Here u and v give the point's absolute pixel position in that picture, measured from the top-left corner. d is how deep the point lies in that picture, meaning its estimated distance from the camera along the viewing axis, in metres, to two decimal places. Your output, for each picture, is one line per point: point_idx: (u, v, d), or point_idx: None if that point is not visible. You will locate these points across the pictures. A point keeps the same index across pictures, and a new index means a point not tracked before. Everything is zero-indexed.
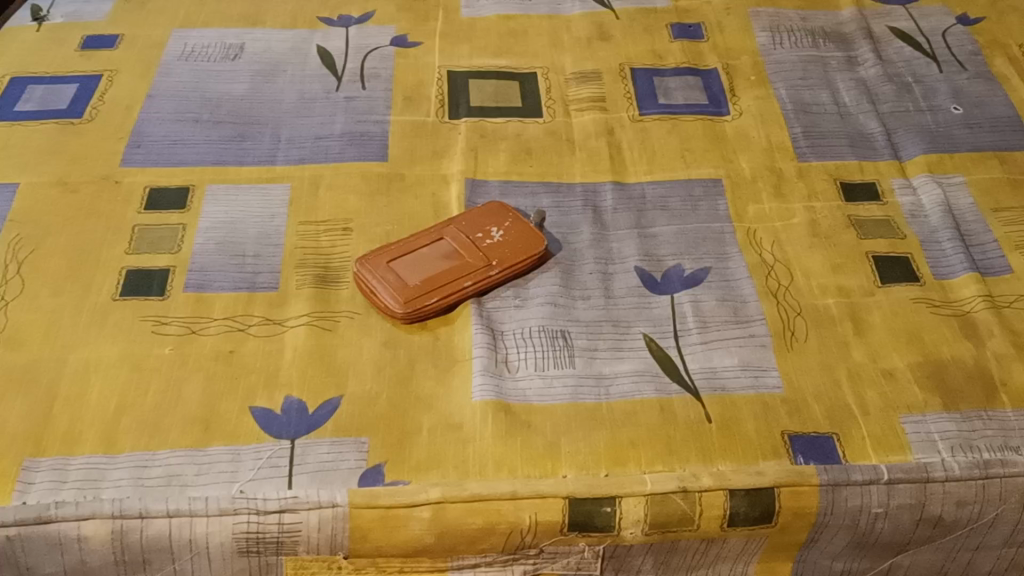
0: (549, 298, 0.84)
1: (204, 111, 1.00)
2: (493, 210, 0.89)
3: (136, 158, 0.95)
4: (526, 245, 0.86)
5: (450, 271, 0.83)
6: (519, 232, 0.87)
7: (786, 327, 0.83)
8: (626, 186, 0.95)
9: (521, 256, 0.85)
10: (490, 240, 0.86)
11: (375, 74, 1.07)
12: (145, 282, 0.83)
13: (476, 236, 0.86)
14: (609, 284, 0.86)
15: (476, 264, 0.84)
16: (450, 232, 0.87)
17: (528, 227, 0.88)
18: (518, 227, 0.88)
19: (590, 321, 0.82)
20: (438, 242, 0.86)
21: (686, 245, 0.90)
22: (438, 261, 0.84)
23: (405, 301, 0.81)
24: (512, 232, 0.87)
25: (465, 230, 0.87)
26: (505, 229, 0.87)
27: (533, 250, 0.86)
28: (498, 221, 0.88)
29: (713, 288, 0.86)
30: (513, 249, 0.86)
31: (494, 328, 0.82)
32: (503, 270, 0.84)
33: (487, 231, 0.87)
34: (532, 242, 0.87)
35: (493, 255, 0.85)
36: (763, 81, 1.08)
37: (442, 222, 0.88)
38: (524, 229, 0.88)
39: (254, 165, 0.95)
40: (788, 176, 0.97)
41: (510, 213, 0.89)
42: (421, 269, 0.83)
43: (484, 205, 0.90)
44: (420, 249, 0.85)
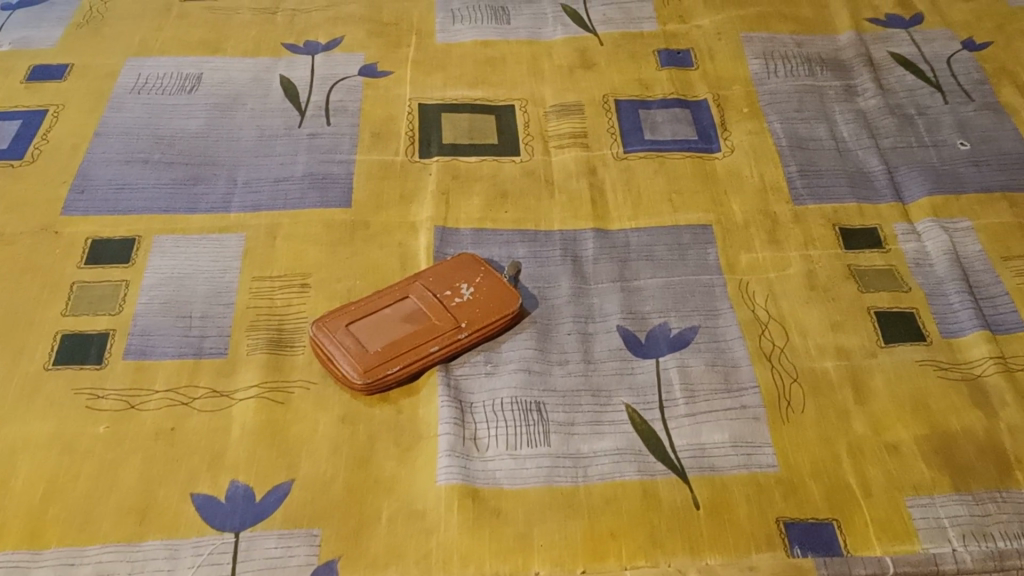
0: (523, 363, 0.77)
1: (154, 150, 0.93)
2: (463, 263, 0.82)
3: (79, 205, 0.88)
4: (498, 303, 0.79)
5: (414, 335, 0.76)
6: (491, 288, 0.80)
7: (781, 395, 0.76)
8: (608, 234, 0.88)
9: (494, 316, 0.78)
10: (460, 297, 0.79)
11: (341, 107, 0.99)
12: (82, 349, 0.76)
13: (444, 293, 0.79)
14: (589, 347, 0.79)
15: (443, 327, 0.77)
16: (416, 289, 0.80)
17: (502, 282, 0.81)
18: (490, 283, 0.81)
19: (567, 390, 0.76)
20: (402, 301, 0.79)
21: (672, 300, 0.83)
22: (401, 323, 0.77)
23: (365, 370, 0.74)
24: (484, 288, 0.80)
25: (432, 287, 0.80)
26: (475, 285, 0.80)
27: (506, 309, 0.79)
28: (469, 275, 0.81)
29: (702, 350, 0.79)
30: (484, 308, 0.79)
31: (462, 399, 0.75)
32: (473, 333, 0.77)
33: (456, 287, 0.80)
34: (505, 299, 0.80)
35: (462, 315, 0.78)
36: (756, 113, 1.01)
37: (407, 278, 0.81)
38: (497, 284, 0.81)
39: (206, 212, 0.88)
40: (783, 221, 0.90)
41: (481, 266, 0.82)
42: (383, 332, 0.76)
43: (454, 257, 0.83)
44: (383, 309, 0.78)
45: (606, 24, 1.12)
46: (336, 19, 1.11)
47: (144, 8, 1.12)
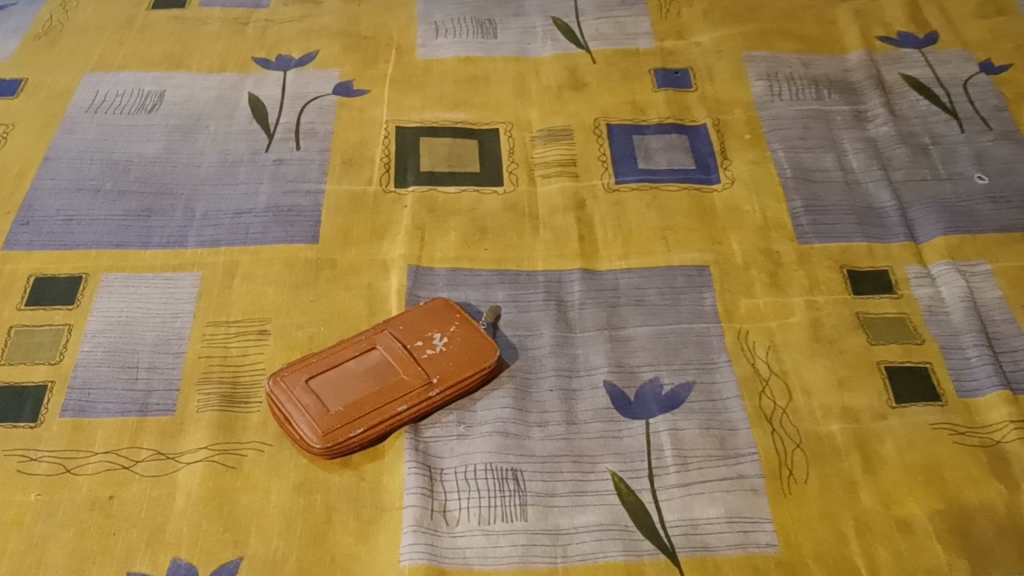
0: (498, 424, 0.70)
1: (107, 178, 0.86)
2: (437, 310, 0.75)
3: (22, 239, 0.81)
4: (473, 356, 0.72)
5: (380, 393, 0.70)
6: (466, 339, 0.73)
7: (783, 463, 0.69)
8: (596, 274, 0.81)
9: (468, 369, 0.72)
10: (431, 349, 0.72)
11: (312, 130, 0.92)
12: (14, 403, 0.69)
13: (414, 345, 0.73)
14: (572, 405, 0.72)
15: (412, 383, 0.70)
16: (384, 340, 0.73)
17: (478, 332, 0.74)
18: (465, 332, 0.74)
19: (547, 456, 0.69)
20: (368, 354, 0.72)
21: (664, 353, 0.76)
22: (366, 378, 0.71)
23: (324, 432, 0.67)
24: (458, 338, 0.73)
25: (402, 338, 0.73)
26: (449, 335, 0.74)
27: (482, 362, 0.72)
28: (442, 324, 0.74)
29: (696, 411, 0.72)
30: (458, 361, 0.72)
31: (431, 465, 0.68)
32: (445, 389, 0.71)
33: (427, 338, 0.73)
34: (482, 351, 0.73)
35: (434, 370, 0.71)
36: (757, 141, 0.94)
37: (375, 327, 0.74)
38: (473, 334, 0.74)
39: (160, 247, 0.81)
40: (785, 263, 0.83)
41: (456, 313, 0.75)
42: (346, 389, 0.70)
43: (427, 303, 0.76)
44: (347, 363, 0.71)
45: (599, 40, 1.05)
46: (311, 32, 1.04)
47: (106, 18, 1.05)
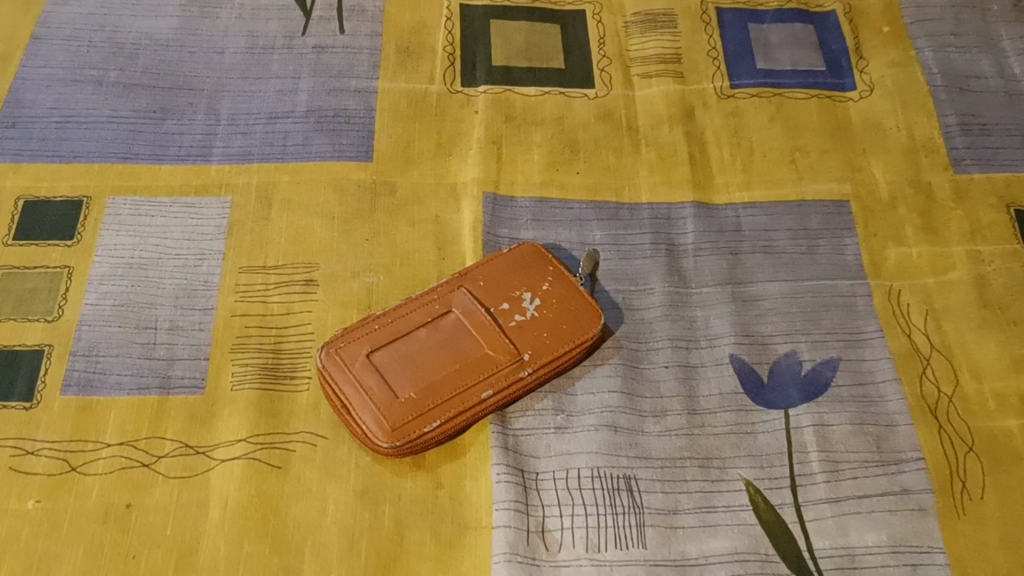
0: (605, 413, 0.57)
1: (110, 66, 0.70)
2: (524, 258, 0.61)
3: (7, 146, 0.65)
4: (572, 324, 0.58)
5: (459, 373, 0.56)
6: (562, 301, 0.59)
7: (954, 472, 0.56)
8: (713, 210, 0.67)
9: (566, 343, 0.57)
10: (520, 315, 0.58)
11: (358, 7, 0.76)
12: (5, 374, 0.55)
13: (498, 309, 0.58)
14: (693, 389, 0.58)
15: (499, 360, 0.56)
16: (461, 302, 0.58)
17: (576, 291, 0.60)
18: (560, 292, 0.59)
19: (666, 458, 0.56)
20: (443, 321, 0.58)
21: (802, 319, 0.62)
22: (441, 352, 0.56)
23: (393, 428, 0.54)
24: (552, 300, 0.59)
25: (483, 299, 0.59)
26: (540, 295, 0.59)
27: (584, 333, 0.58)
28: (531, 280, 0.60)
29: (844, 400, 0.58)
30: (553, 332, 0.58)
31: (524, 468, 0.55)
32: (538, 369, 0.57)
33: (514, 299, 0.59)
34: (582, 319, 0.58)
35: (524, 344, 0.57)
36: (898, 37, 0.77)
37: (449, 283, 0.59)
38: (571, 294, 0.59)
39: (178, 163, 0.65)
40: (939, 199, 0.68)
41: (549, 265, 0.60)
42: (417, 366, 0.56)
43: (510, 249, 0.61)
44: (417, 331, 0.57)
45: None
46: None
47: None
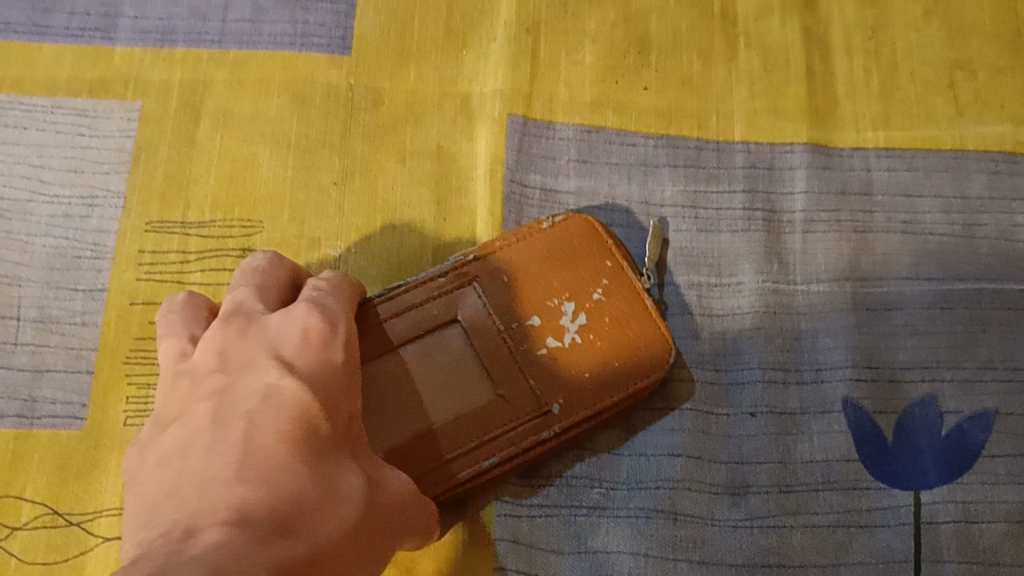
0: (661, 492, 0.40)
1: None
2: (571, 244, 0.41)
3: None
4: (630, 359, 0.39)
5: (458, 426, 0.37)
6: (620, 322, 0.39)
7: None
8: (834, 159, 0.47)
9: (616, 392, 0.38)
10: (555, 340, 0.39)
11: None
12: None
13: (523, 327, 0.39)
14: (788, 453, 0.41)
15: (515, 412, 0.37)
16: (473, 308, 0.39)
17: (641, 305, 0.40)
18: (618, 307, 0.39)
19: (742, 565, 0.39)
20: (445, 339, 0.38)
21: (949, 344, 0.43)
22: (434, 390, 0.37)
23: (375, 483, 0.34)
24: (604, 320, 0.39)
25: (504, 307, 0.39)
26: (588, 310, 0.39)
27: (643, 376, 0.38)
28: (578, 284, 0.40)
29: (1000, 483, 0.41)
30: (600, 370, 0.38)
31: (538, 574, 0.38)
32: (572, 428, 0.38)
33: (550, 313, 0.39)
34: (642, 353, 0.39)
35: (556, 386, 0.38)
36: None
37: (459, 272, 0.39)
38: (634, 310, 0.39)
39: (67, 39, 0.45)
40: None
41: (604, 261, 0.40)
42: (399, 408, 0.37)
43: (553, 227, 0.41)
44: (405, 348, 0.38)
45: None
46: None
47: None
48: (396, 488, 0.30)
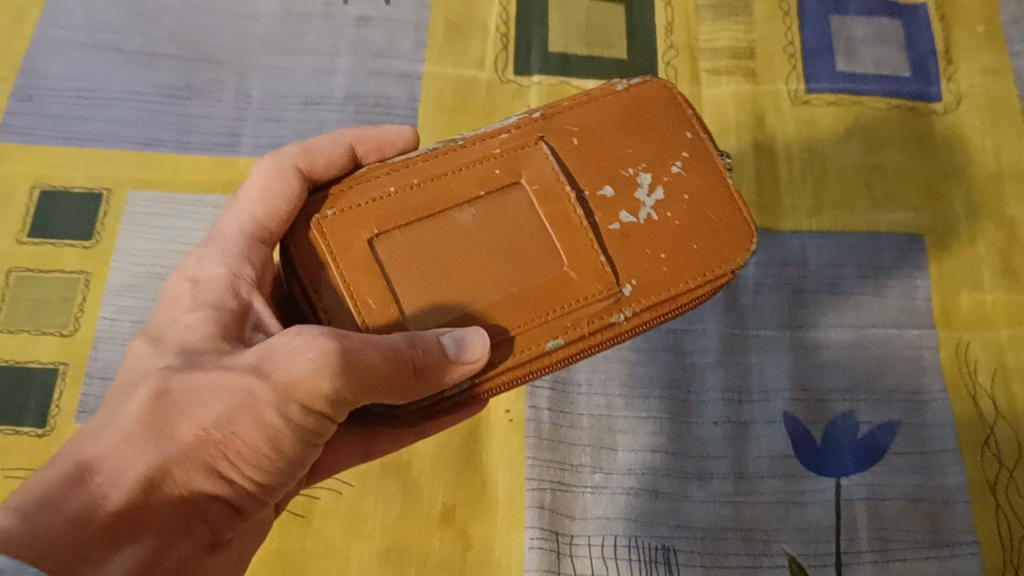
0: (646, 476, 0.54)
1: (134, 29, 0.65)
2: (647, 115, 0.45)
3: (21, 124, 0.61)
4: (707, 233, 0.43)
5: (534, 298, 0.41)
6: (693, 204, 0.43)
7: (1008, 557, 0.53)
8: (779, 239, 0.62)
9: (693, 275, 0.42)
10: (631, 214, 0.42)
11: None
12: (17, 396, 0.53)
13: (596, 194, 0.43)
14: (742, 450, 0.55)
15: (585, 288, 0.41)
16: (540, 168, 0.43)
17: (717, 181, 0.44)
18: (694, 186, 0.43)
19: (708, 529, 0.53)
20: (507, 193, 0.42)
21: (865, 374, 0.58)
22: (486, 253, 0.41)
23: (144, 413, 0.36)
24: (682, 196, 0.43)
25: (574, 165, 0.43)
26: (664, 178, 0.43)
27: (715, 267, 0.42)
28: (649, 154, 0.44)
29: (900, 471, 0.55)
30: (673, 254, 0.42)
31: (559, 531, 0.52)
32: (643, 310, 0.42)
33: (624, 182, 0.43)
34: (724, 238, 0.43)
35: (629, 270, 0.42)
36: (994, 37, 0.70)
37: (523, 131, 0.44)
38: (712, 190, 0.43)
39: (204, 152, 0.61)
40: None
41: (683, 132, 0.44)
42: (428, 274, 0.41)
43: (636, 92, 0.45)
44: (462, 211, 0.42)
45: None
46: None
47: None
48: (213, 396, 0.36)
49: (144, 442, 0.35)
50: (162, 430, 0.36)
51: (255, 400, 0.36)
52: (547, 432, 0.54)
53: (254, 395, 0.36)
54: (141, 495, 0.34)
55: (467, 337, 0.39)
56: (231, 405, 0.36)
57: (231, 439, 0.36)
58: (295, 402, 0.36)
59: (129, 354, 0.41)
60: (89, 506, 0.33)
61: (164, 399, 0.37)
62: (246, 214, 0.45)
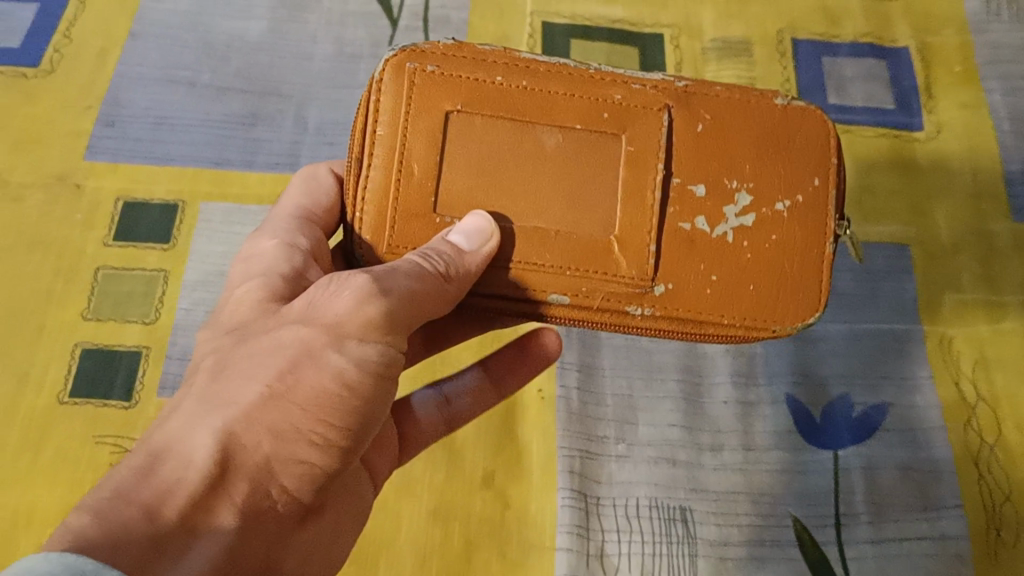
0: (664, 446, 0.60)
1: (204, 67, 0.73)
2: (784, 134, 0.45)
3: (106, 146, 0.68)
4: (768, 282, 0.45)
5: (568, 241, 0.44)
6: (766, 253, 0.45)
7: (990, 521, 0.59)
8: None
9: (732, 313, 0.45)
10: (706, 224, 0.44)
11: (442, 18, 0.78)
12: (106, 374, 0.59)
13: (691, 130, 0.44)
14: (750, 426, 0.61)
15: (618, 265, 0.44)
16: (647, 133, 0.44)
17: (814, 233, 0.45)
18: (787, 230, 0.45)
19: (721, 492, 0.59)
20: (606, 137, 0.44)
21: (858, 364, 0.65)
22: (548, 186, 0.43)
23: (205, 398, 0.38)
24: (769, 236, 0.45)
25: (683, 151, 0.44)
26: (761, 208, 0.45)
27: (767, 318, 0.45)
28: (765, 177, 0.45)
29: (892, 446, 0.62)
30: (720, 281, 0.44)
31: (587, 492, 0.58)
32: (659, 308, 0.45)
33: (721, 194, 0.44)
34: (787, 299, 0.45)
35: (674, 273, 0.44)
36: (970, 76, 0.78)
37: (659, 92, 0.45)
38: (804, 243, 0.45)
39: (268, 171, 0.69)
40: (1000, 247, 0.70)
41: (814, 179, 0.45)
42: (482, 177, 0.43)
43: (795, 114, 0.45)
44: (550, 135, 0.44)
45: None
46: None
47: None
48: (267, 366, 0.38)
49: (212, 416, 0.38)
50: (228, 400, 0.38)
51: (311, 349, 0.38)
52: (575, 408, 0.61)
53: (309, 346, 0.39)
54: (211, 475, 0.36)
55: (480, 223, 0.42)
56: (290, 360, 0.38)
57: (295, 392, 0.38)
58: (349, 339, 0.39)
59: (198, 341, 0.44)
60: (161, 497, 0.35)
61: (226, 372, 0.39)
62: (282, 212, 0.50)
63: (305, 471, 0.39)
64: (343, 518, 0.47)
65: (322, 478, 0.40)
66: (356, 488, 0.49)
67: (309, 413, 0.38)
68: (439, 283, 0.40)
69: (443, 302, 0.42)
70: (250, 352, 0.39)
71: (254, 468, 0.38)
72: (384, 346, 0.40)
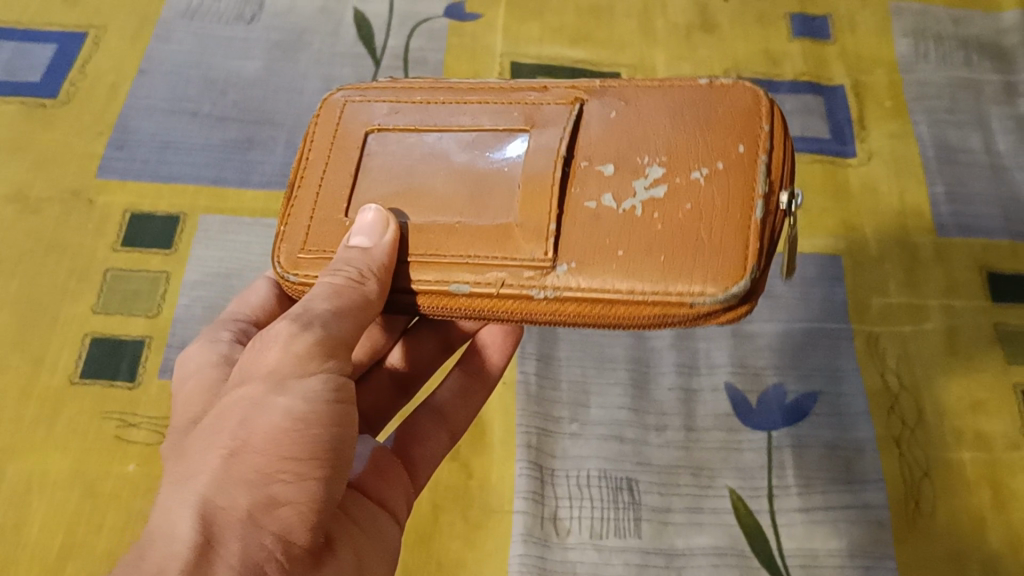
0: (613, 426, 0.67)
1: (205, 100, 0.81)
2: (702, 115, 0.48)
3: (115, 166, 0.76)
4: (686, 245, 0.44)
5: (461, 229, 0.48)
6: (681, 223, 0.45)
7: (910, 493, 0.65)
8: None
9: (641, 286, 0.44)
10: (612, 201, 0.47)
11: (421, 59, 0.86)
12: (112, 360, 0.67)
13: (605, 115, 0.50)
14: (692, 409, 0.68)
15: (517, 246, 0.47)
16: (555, 116, 0.50)
17: (737, 194, 0.45)
18: (701, 194, 0.45)
19: (665, 465, 0.66)
20: (516, 131, 0.50)
21: (791, 357, 0.72)
22: (440, 184, 0.50)
23: (177, 483, 0.42)
24: (683, 204, 0.45)
25: (595, 134, 0.49)
26: (674, 178, 0.46)
27: (681, 287, 0.44)
28: (680, 152, 0.47)
29: (820, 427, 0.68)
30: (628, 252, 0.45)
31: (543, 464, 0.65)
32: (563, 287, 0.45)
33: (632, 166, 0.47)
34: (704, 264, 0.44)
35: (577, 254, 0.46)
36: (899, 110, 0.86)
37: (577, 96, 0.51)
38: (724, 206, 0.45)
39: (262, 187, 0.76)
40: (923, 258, 0.77)
41: (738, 149, 0.46)
42: (388, 178, 0.51)
43: (722, 89, 0.49)
44: (451, 138, 0.51)
45: None
46: None
47: None
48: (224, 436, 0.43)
49: (186, 490, 0.42)
50: (197, 473, 0.42)
51: (254, 400, 0.44)
52: (533, 391, 0.68)
53: (255, 397, 0.44)
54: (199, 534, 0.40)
55: (373, 217, 0.48)
56: (241, 419, 0.43)
57: (252, 441, 0.43)
58: (288, 378, 0.44)
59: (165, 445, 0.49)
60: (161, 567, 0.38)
61: (187, 455, 0.44)
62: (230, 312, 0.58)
63: (292, 514, 0.42)
64: (369, 553, 0.49)
65: (313, 521, 0.43)
66: (376, 527, 0.51)
67: (270, 455, 0.43)
68: (354, 288, 0.46)
69: (372, 310, 0.47)
70: (209, 427, 0.44)
71: (238, 525, 0.41)
72: (327, 375, 0.45)
